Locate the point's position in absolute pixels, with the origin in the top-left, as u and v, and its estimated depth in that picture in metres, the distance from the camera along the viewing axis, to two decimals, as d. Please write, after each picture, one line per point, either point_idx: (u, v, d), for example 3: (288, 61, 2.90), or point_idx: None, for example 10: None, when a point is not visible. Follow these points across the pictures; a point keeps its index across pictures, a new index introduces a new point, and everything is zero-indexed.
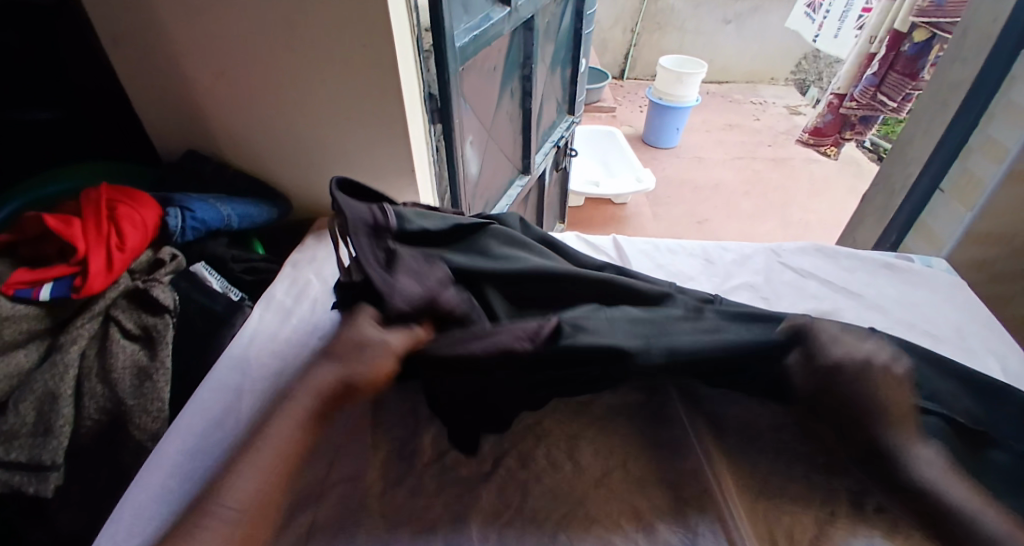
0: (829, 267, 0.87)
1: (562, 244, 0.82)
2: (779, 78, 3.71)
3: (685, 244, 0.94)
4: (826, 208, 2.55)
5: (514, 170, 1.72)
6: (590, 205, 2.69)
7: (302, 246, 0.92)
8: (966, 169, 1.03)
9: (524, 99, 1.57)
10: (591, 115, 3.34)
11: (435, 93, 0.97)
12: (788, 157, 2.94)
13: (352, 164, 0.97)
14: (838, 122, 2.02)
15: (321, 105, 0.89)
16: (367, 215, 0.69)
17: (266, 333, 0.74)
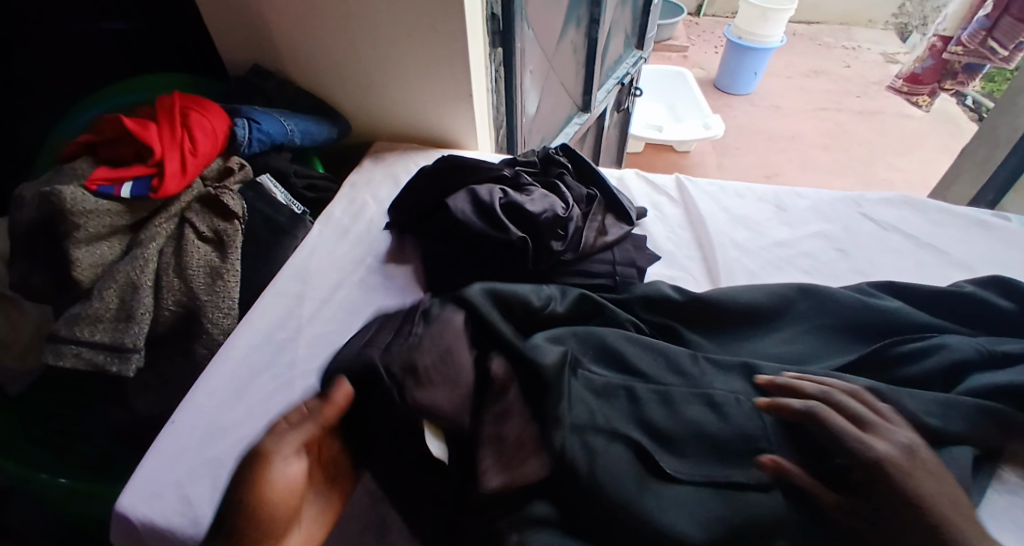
0: (916, 220, 0.78)
1: (614, 190, 0.79)
2: (879, 20, 3.30)
3: (755, 193, 0.86)
4: (915, 168, 2.32)
5: (573, 107, 1.66)
6: (649, 151, 2.61)
7: (360, 168, 0.95)
8: None
9: (590, 27, 1.47)
10: (660, 53, 3.14)
11: (497, 13, 0.92)
12: (877, 109, 2.66)
13: (413, 85, 0.96)
14: (937, 67, 1.81)
15: (383, 20, 0.87)
16: (551, 215, 0.67)
17: (325, 247, 0.78)
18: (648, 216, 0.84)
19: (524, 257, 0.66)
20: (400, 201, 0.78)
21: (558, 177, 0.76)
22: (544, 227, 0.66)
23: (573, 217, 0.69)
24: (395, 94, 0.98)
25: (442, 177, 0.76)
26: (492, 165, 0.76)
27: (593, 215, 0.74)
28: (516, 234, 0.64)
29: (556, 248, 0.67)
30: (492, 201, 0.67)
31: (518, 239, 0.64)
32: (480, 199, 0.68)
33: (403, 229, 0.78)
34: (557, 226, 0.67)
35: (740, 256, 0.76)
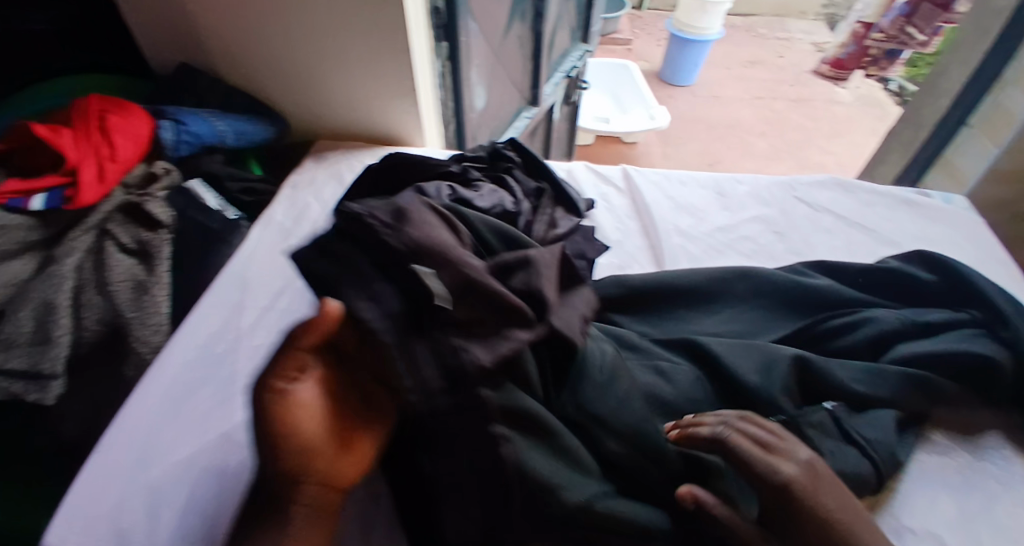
0: (846, 201, 0.82)
1: (562, 183, 0.79)
2: (808, 11, 3.46)
3: (698, 181, 0.89)
4: (845, 152, 2.46)
5: (522, 100, 1.65)
6: (599, 143, 2.65)
7: (300, 168, 0.90)
8: (1002, 103, 0.96)
9: (535, 20, 1.47)
10: (606, 46, 3.18)
11: (440, 5, 0.90)
12: (810, 97, 2.79)
13: (354, 80, 0.92)
14: (861, 50, 1.94)
15: (318, 12, 0.83)
16: (501, 210, 0.66)
17: (265, 251, 0.74)
18: (597, 207, 0.84)
19: None
20: (345, 203, 0.76)
21: (507, 171, 0.75)
22: (494, 221, 0.65)
23: (523, 212, 0.69)
24: (335, 90, 0.94)
25: (386, 175, 0.73)
26: (438, 161, 0.74)
27: (543, 208, 0.74)
28: None
29: None
30: (439, 197, 0.65)
31: None
32: (426, 197, 0.66)
33: None
34: (507, 220, 0.67)
35: (685, 242, 0.77)
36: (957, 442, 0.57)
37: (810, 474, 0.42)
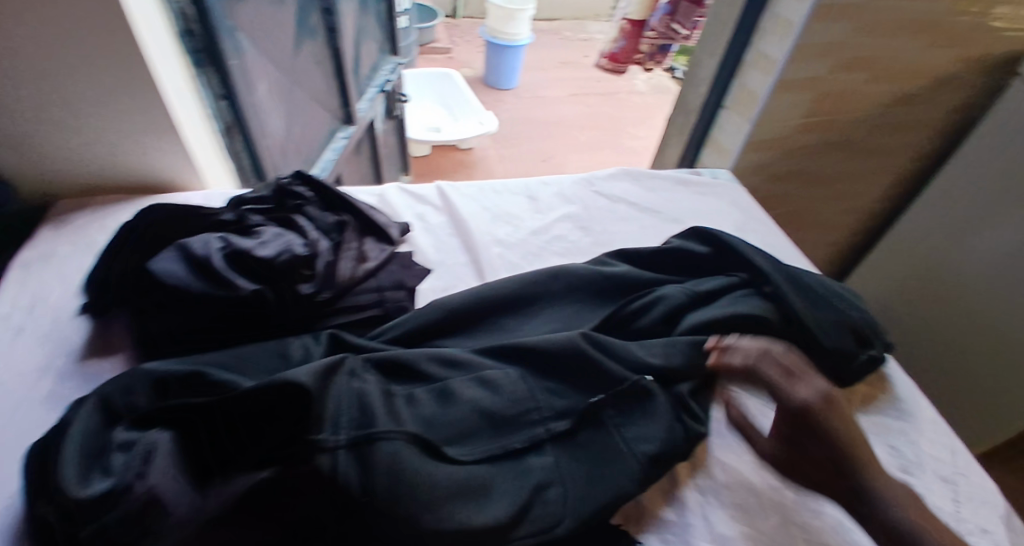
0: (636, 190, 0.90)
1: (368, 212, 0.74)
2: (602, 14, 3.83)
3: (507, 188, 0.90)
4: (650, 136, 2.76)
5: (335, 120, 1.55)
6: (435, 153, 2.64)
7: (37, 238, 0.73)
8: (743, 85, 1.12)
9: (329, 36, 1.38)
10: (426, 56, 3.18)
11: (194, 27, 0.78)
12: (615, 90, 3.09)
13: (96, 123, 0.77)
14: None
15: (21, 48, 0.67)
16: (289, 254, 0.59)
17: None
18: (413, 230, 0.81)
19: (264, 309, 0.57)
20: (101, 274, 0.62)
21: (298, 210, 0.69)
22: (283, 269, 0.58)
23: (318, 252, 0.63)
24: (74, 139, 0.78)
25: (149, 236, 0.62)
26: (210, 209, 0.64)
27: (348, 242, 0.68)
28: (247, 285, 0.56)
29: (303, 291, 0.59)
30: (210, 253, 0.57)
31: (251, 292, 0.56)
32: (194, 255, 0.57)
33: (108, 308, 0.62)
34: (303, 265, 0.60)
35: (503, 251, 0.78)
36: (751, 392, 0.65)
37: (823, 398, 0.53)
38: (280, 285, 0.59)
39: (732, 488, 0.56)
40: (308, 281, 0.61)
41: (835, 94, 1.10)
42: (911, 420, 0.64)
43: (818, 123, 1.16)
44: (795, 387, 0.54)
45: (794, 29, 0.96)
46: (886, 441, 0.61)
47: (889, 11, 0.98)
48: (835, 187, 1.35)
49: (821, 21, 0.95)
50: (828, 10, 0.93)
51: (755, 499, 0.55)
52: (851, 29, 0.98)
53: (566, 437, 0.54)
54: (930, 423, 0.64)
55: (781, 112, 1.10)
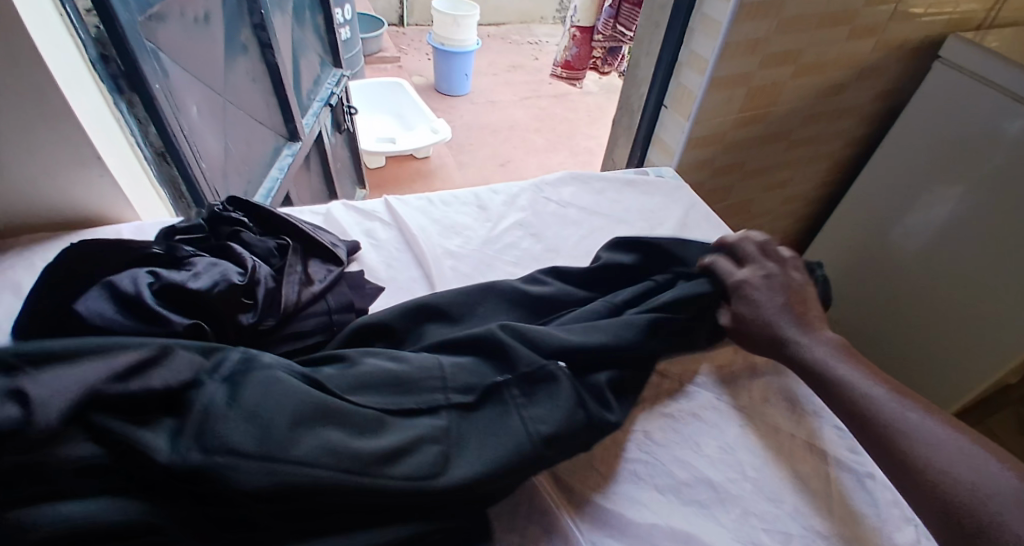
0: (584, 192, 0.91)
1: (313, 233, 0.72)
2: (548, 17, 3.87)
3: (456, 198, 0.90)
4: (603, 134, 2.80)
5: (279, 138, 1.51)
6: (391, 164, 2.60)
7: None
8: (680, 85, 1.15)
9: (264, 52, 1.35)
10: (374, 66, 3.15)
11: (109, 51, 0.75)
12: (566, 91, 3.12)
13: (9, 158, 0.72)
14: (585, 50, 2.26)
15: None
16: (227, 284, 0.57)
17: None
18: (362, 248, 0.79)
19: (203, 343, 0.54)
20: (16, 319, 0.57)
21: (234, 236, 0.66)
22: (221, 300, 0.56)
23: (258, 277, 0.60)
24: None
25: (71, 276, 0.58)
26: (139, 243, 0.61)
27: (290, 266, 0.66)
28: (182, 320, 0.53)
29: (245, 321, 0.57)
30: (138, 289, 0.54)
31: (187, 328, 0.53)
32: (120, 292, 0.53)
33: None
34: (242, 293, 0.58)
35: (455, 263, 0.77)
36: (701, 385, 0.67)
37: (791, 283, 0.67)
38: (220, 316, 0.56)
39: (691, 484, 0.57)
40: (250, 310, 0.58)
41: (766, 88, 1.15)
42: None
43: (755, 116, 1.20)
44: (737, 272, 0.68)
45: (721, 29, 0.99)
46: (835, 423, 0.64)
47: (807, 7, 1.02)
48: (777, 176, 1.40)
49: (746, 19, 0.98)
50: (750, 9, 0.97)
51: (714, 492, 0.56)
52: (774, 26, 1.02)
53: (472, 408, 0.52)
54: None
55: (718, 108, 1.13)
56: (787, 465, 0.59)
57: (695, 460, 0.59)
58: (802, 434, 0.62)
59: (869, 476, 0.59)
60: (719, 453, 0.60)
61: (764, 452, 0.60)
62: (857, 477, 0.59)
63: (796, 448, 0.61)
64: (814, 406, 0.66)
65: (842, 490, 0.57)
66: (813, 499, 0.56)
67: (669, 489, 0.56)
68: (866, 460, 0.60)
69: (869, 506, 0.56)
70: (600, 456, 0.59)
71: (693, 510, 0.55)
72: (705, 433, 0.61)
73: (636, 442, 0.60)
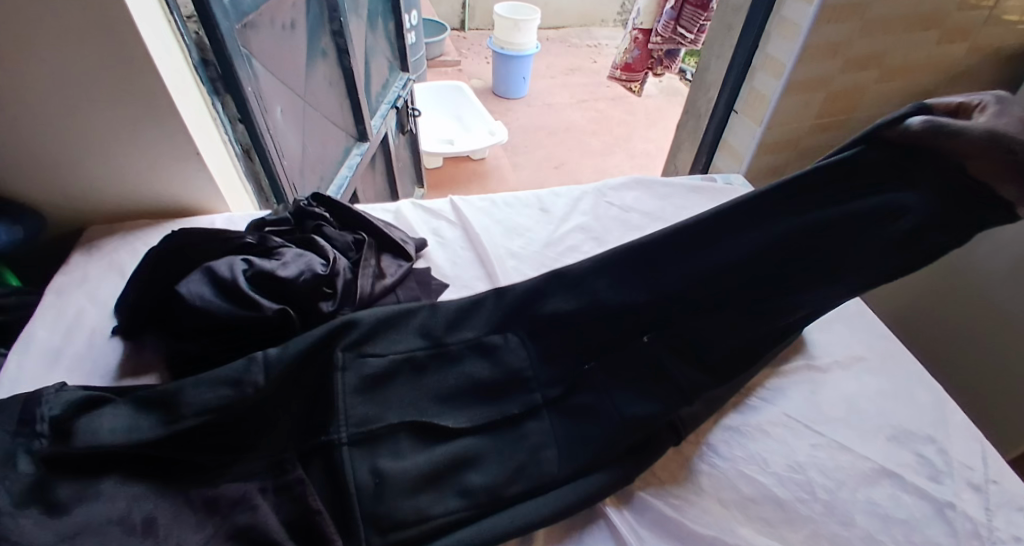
0: (648, 198, 0.90)
1: (386, 231, 0.76)
2: (607, 19, 3.84)
3: (520, 200, 0.91)
4: (662, 139, 2.75)
5: (349, 138, 1.58)
6: (449, 165, 2.67)
7: (69, 265, 0.76)
8: (753, 88, 1.11)
9: (340, 57, 1.42)
10: (435, 70, 3.23)
11: (208, 56, 0.81)
12: (625, 94, 3.09)
13: (123, 154, 0.80)
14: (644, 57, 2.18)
15: (53, 87, 0.71)
16: (311, 273, 0.61)
17: (27, 379, 0.60)
18: (429, 245, 0.82)
19: (287, 326, 0.58)
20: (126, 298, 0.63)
21: (317, 229, 0.71)
22: (305, 287, 0.60)
23: (338, 269, 0.64)
24: (101, 170, 0.82)
25: (173, 258, 0.64)
26: (233, 232, 0.66)
27: (365, 259, 0.70)
28: (270, 303, 0.57)
29: (326, 309, 0.61)
30: (234, 274, 0.58)
31: (275, 312, 0.57)
32: (218, 275, 0.58)
33: (135, 331, 0.63)
34: (325, 283, 0.62)
35: (517, 263, 0.79)
36: (766, 399, 0.65)
37: None
38: (305, 304, 0.60)
39: (757, 501, 0.55)
40: (330, 298, 0.62)
41: (846, 92, 1.09)
42: (943, 427, 0.63)
43: (832, 123, 1.15)
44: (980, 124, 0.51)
45: (801, 32, 0.96)
46: (915, 450, 0.60)
47: (894, 9, 0.97)
48: None
49: (828, 21, 0.94)
50: (833, 11, 0.93)
51: (780, 511, 0.55)
52: (858, 28, 0.98)
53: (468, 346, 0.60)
54: (960, 427, 0.63)
55: (793, 114, 1.09)
56: (862, 489, 0.56)
57: (761, 475, 0.57)
58: (877, 457, 0.59)
59: (950, 506, 0.55)
60: (792, 471, 0.58)
61: (836, 472, 0.58)
62: (938, 506, 0.55)
63: (871, 472, 0.58)
64: (892, 429, 0.62)
65: (920, 520, 0.54)
66: (890, 527, 0.54)
67: (736, 504, 0.55)
68: (948, 490, 0.57)
69: (949, 538, 0.53)
70: (666, 469, 0.58)
71: (758, 527, 0.53)
72: (771, 448, 0.60)
73: (701, 453, 0.59)
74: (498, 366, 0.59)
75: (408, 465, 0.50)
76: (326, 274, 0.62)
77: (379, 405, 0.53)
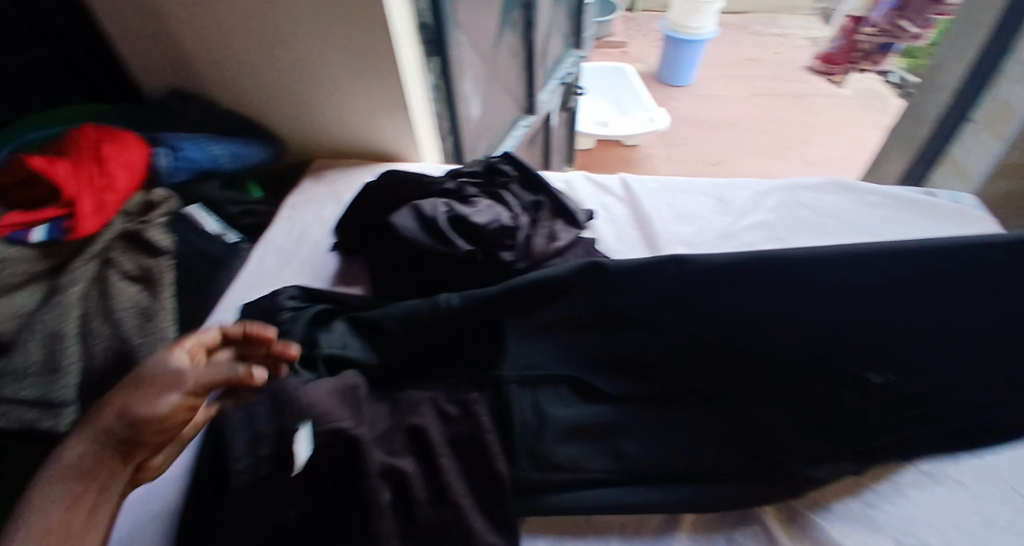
0: (847, 204, 0.82)
1: (563, 198, 0.78)
2: (803, 6, 3.45)
3: (698, 186, 0.88)
4: (847, 146, 2.44)
5: (518, 109, 1.65)
6: (600, 147, 2.64)
7: (299, 189, 0.91)
8: (1005, 97, 0.94)
9: (526, 30, 1.47)
10: (601, 50, 3.19)
11: (428, 21, 0.89)
12: (809, 92, 2.77)
13: (347, 100, 0.92)
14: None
15: (310, 39, 0.84)
16: (499, 224, 0.67)
17: (266, 275, 0.75)
18: (597, 218, 0.84)
19: (472, 268, 0.65)
20: (345, 221, 0.75)
21: (503, 187, 0.76)
22: (492, 236, 0.65)
23: (521, 226, 0.69)
24: (328, 114, 0.95)
25: (384, 193, 0.73)
26: (435, 178, 0.74)
27: (542, 221, 0.73)
28: (463, 243, 0.64)
29: (506, 259, 0.66)
30: (436, 215, 0.66)
31: (465, 252, 0.64)
32: (423, 213, 0.67)
33: (348, 249, 0.75)
34: (508, 235, 0.67)
35: (687, 251, 0.77)
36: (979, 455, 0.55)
37: None
38: (490, 251, 0.65)
39: None
40: (510, 250, 0.67)
41: None
42: None
43: None
44: None
45: None
46: None
47: None
48: None
49: None
50: None
51: None
52: None
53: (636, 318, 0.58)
54: None
55: None
56: None
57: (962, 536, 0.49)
58: None
59: None
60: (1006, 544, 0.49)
61: None
62: None
63: None
64: None
65: None
66: None
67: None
68: None
69: None
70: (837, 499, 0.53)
71: None
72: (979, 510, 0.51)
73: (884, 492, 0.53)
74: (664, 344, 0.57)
75: (565, 417, 0.54)
76: (510, 227, 0.67)
77: (542, 361, 0.57)
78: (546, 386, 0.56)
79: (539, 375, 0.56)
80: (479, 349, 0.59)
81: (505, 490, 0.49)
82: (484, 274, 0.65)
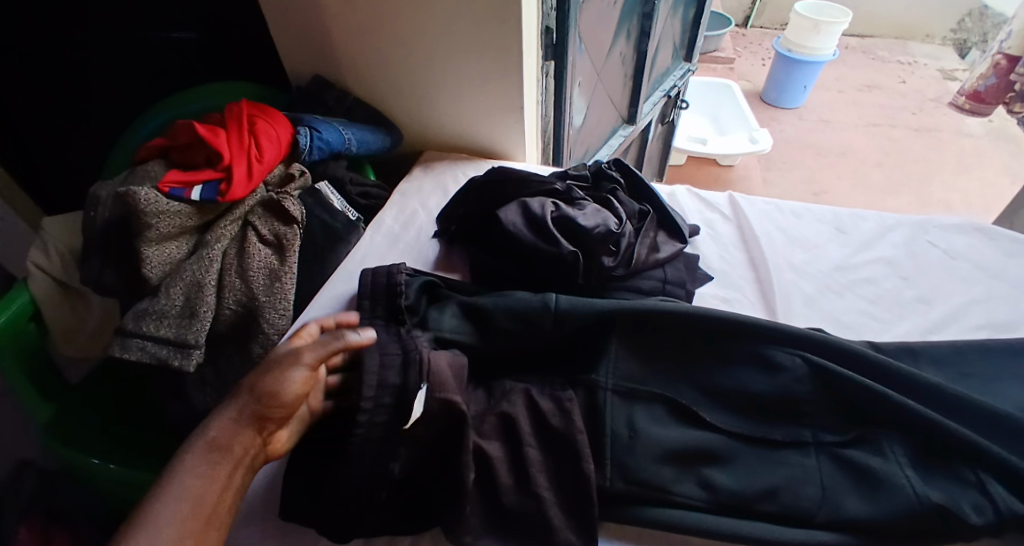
0: (987, 249, 0.76)
1: (670, 211, 0.77)
2: (935, 35, 3.06)
3: (816, 212, 0.84)
4: (976, 190, 2.19)
5: (619, 119, 1.64)
6: (692, 164, 2.56)
7: (410, 176, 0.97)
8: None
9: (640, 39, 1.46)
10: (704, 65, 3.08)
11: (553, 25, 0.92)
12: (937, 126, 2.52)
13: (465, 94, 0.97)
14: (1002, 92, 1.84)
15: (443, 35, 0.90)
16: (605, 230, 0.67)
17: (376, 253, 0.80)
18: (700, 234, 0.82)
19: (575, 271, 0.65)
20: (453, 211, 0.79)
21: (610, 193, 0.77)
22: (597, 240, 0.66)
23: (626, 232, 0.69)
24: (446, 107, 1.01)
25: (494, 188, 0.76)
26: (543, 178, 0.76)
27: (646, 230, 0.73)
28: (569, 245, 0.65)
29: (608, 263, 0.66)
30: (544, 213, 0.68)
31: (572, 253, 0.65)
32: (532, 210, 0.69)
33: (453, 238, 0.79)
34: (613, 240, 0.67)
35: (798, 279, 0.73)
36: None
37: None
38: (593, 254, 0.66)
39: None
40: (613, 256, 0.67)
41: None
42: None
43: None
44: None
45: None
46: None
47: None
48: None
49: None
50: None
51: None
52: None
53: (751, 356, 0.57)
54: None
55: None
56: None
57: None
58: None
59: None
60: None
61: None
62: None
63: None
64: None
65: None
66: None
67: None
68: None
69: None
70: None
71: None
72: None
73: None
74: (777, 384, 0.55)
75: (662, 439, 0.52)
76: (615, 234, 0.68)
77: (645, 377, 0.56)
78: (646, 402, 0.54)
79: (639, 391, 0.55)
80: (580, 359, 0.59)
81: (592, 497, 0.49)
82: (585, 275, 0.66)
